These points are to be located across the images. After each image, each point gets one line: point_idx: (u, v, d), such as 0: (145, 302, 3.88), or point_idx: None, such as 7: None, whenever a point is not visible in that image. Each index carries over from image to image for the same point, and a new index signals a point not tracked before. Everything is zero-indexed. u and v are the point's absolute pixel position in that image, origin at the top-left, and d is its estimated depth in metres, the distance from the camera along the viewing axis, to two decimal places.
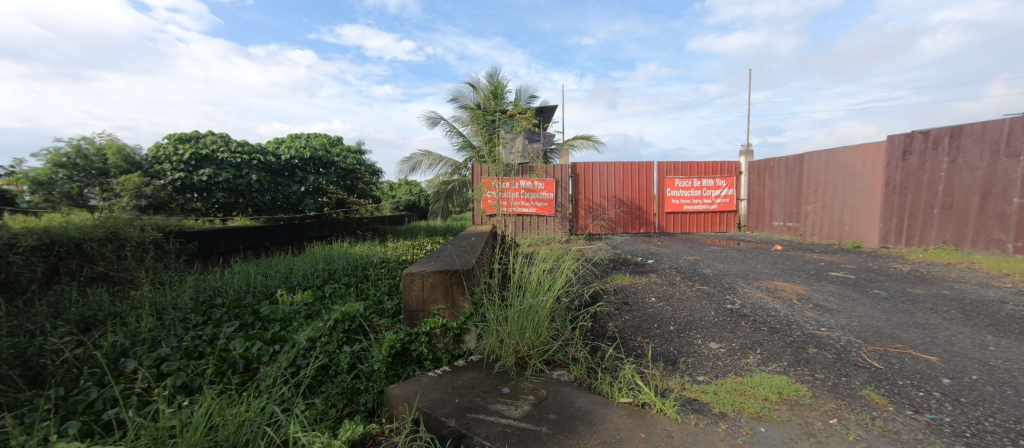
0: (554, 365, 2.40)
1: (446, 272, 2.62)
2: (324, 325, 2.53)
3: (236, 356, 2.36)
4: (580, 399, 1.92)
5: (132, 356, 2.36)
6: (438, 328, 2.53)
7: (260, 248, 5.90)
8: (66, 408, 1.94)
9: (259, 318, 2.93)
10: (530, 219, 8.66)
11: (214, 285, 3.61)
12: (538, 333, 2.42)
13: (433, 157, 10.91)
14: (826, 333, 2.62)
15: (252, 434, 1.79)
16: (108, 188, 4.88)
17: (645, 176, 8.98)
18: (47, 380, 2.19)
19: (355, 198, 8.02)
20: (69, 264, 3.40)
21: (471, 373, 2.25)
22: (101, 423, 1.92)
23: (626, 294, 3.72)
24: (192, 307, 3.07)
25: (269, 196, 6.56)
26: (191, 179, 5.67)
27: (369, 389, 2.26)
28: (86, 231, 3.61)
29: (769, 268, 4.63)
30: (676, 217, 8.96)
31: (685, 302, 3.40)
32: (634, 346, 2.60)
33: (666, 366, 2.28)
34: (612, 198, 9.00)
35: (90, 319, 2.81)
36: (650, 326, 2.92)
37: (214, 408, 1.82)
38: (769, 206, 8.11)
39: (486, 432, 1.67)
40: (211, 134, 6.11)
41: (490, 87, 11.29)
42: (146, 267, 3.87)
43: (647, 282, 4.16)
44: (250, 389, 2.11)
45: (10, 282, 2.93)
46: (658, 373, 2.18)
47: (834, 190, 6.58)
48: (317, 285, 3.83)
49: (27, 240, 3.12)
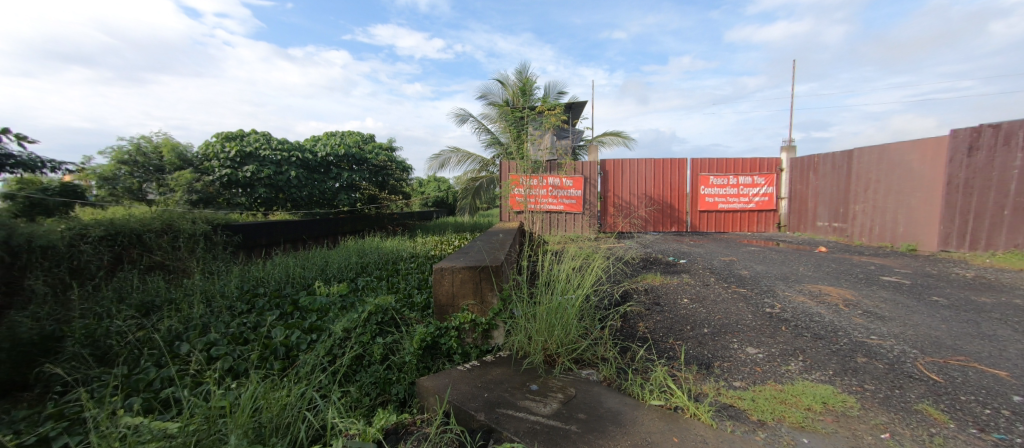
0: (583, 364, 2.37)
1: (475, 268, 2.64)
2: (358, 316, 2.61)
3: (278, 343, 2.47)
4: (610, 400, 1.89)
5: (185, 339, 2.53)
6: (467, 323, 2.56)
7: (298, 241, 6.12)
8: (130, 385, 2.11)
9: (298, 308, 3.05)
10: (559, 216, 8.59)
11: (257, 275, 3.79)
12: (567, 331, 2.40)
13: (462, 154, 11.00)
14: (877, 341, 2.46)
15: (293, 418, 1.87)
16: (164, 183, 5.33)
17: (679, 173, 8.73)
18: (113, 359, 2.39)
19: (387, 194, 8.20)
20: (130, 253, 3.66)
21: (499, 368, 2.26)
22: (159, 400, 2.06)
23: (657, 294, 3.62)
24: (237, 295, 3.24)
25: (307, 191, 6.81)
26: (237, 175, 5.99)
27: (401, 380, 2.31)
28: (145, 223, 3.87)
29: (813, 271, 4.40)
30: (711, 216, 8.67)
31: (720, 305, 3.28)
32: (665, 348, 2.54)
33: (700, 370, 2.21)
34: (644, 196, 8.80)
35: (149, 304, 3.02)
36: (682, 328, 2.83)
37: (259, 391, 1.91)
38: (812, 205, 7.70)
39: (515, 428, 1.68)
40: (255, 133, 6.41)
41: (519, 84, 11.24)
42: (197, 257, 4.09)
43: (680, 282, 4.04)
44: (291, 374, 2.21)
45: (81, 269, 3.20)
46: (691, 377, 2.12)
47: (887, 189, 6.17)
48: (351, 278, 3.95)
49: (95, 230, 3.39)
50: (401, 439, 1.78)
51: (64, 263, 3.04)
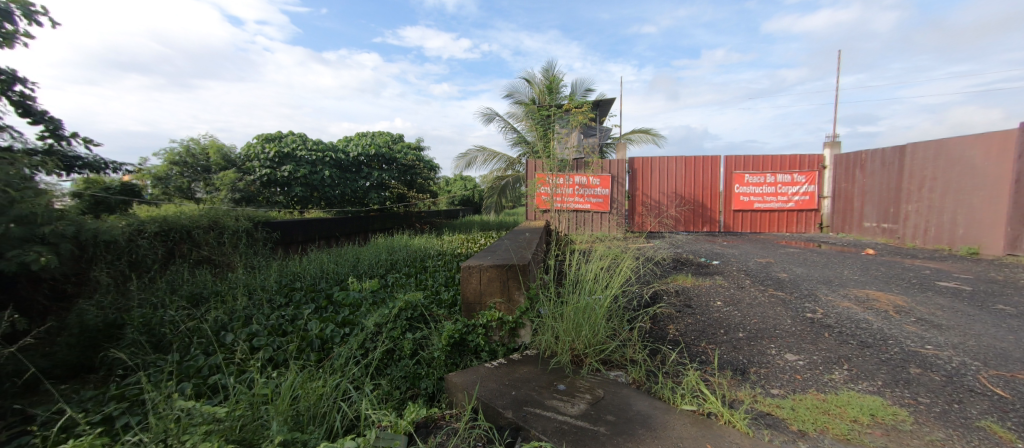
0: (611, 366, 2.33)
1: (502, 267, 2.64)
2: (389, 312, 2.66)
3: (313, 336, 2.55)
4: (639, 403, 1.84)
5: (230, 330, 2.66)
6: (495, 320, 2.56)
7: (332, 238, 6.30)
8: (182, 371, 2.26)
9: (332, 302, 3.14)
10: (586, 215, 8.50)
11: (294, 270, 3.94)
12: (594, 331, 2.36)
13: (488, 153, 11.05)
14: (933, 351, 2.29)
15: (329, 408, 1.93)
16: (210, 182, 5.65)
17: (712, 171, 8.46)
18: (167, 346, 2.56)
19: (415, 192, 8.33)
20: (182, 247, 3.88)
21: (526, 367, 2.26)
22: (208, 386, 2.19)
23: (688, 297, 3.51)
24: (276, 289, 3.37)
25: (339, 190, 7.02)
26: (275, 175, 6.27)
27: (430, 375, 2.35)
28: (194, 220, 4.08)
29: (859, 275, 4.15)
30: (746, 216, 8.36)
31: (756, 308, 3.15)
32: (698, 352, 2.45)
33: (734, 376, 2.12)
34: (675, 194, 8.57)
35: (198, 295, 3.21)
36: (716, 331, 2.73)
37: (297, 381, 1.99)
38: (859, 204, 7.28)
39: (543, 427, 1.67)
40: (292, 134, 6.66)
41: (546, 82, 11.15)
42: (240, 252, 4.29)
43: (712, 284, 3.90)
44: (326, 365, 2.28)
45: (139, 262, 3.42)
46: (726, 383, 2.04)
47: (945, 187, 5.76)
48: (381, 274, 4.04)
49: (151, 226, 3.60)
50: (431, 433, 1.80)
51: (124, 256, 3.25)
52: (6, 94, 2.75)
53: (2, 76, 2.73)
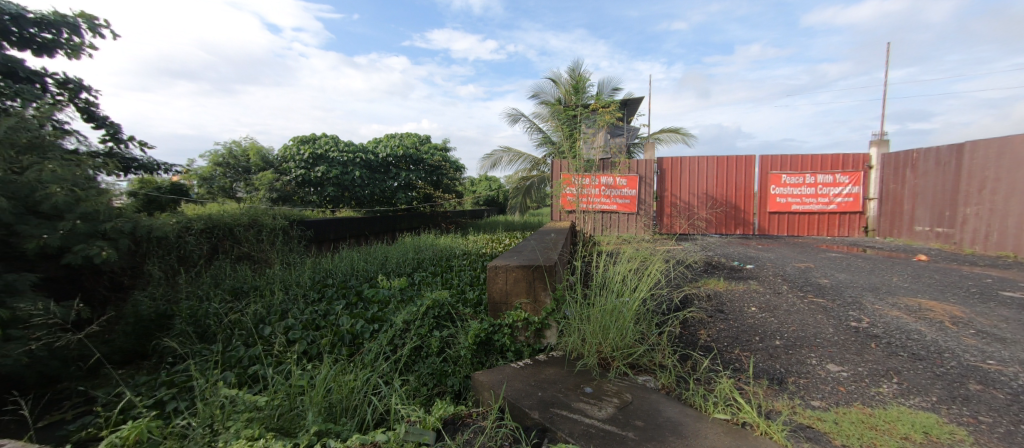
0: (639, 370, 2.28)
1: (528, 267, 2.64)
2: (417, 310, 2.71)
3: (345, 331, 2.63)
4: (669, 409, 1.80)
5: (268, 323, 2.78)
6: (521, 321, 2.56)
7: (362, 237, 6.45)
8: (224, 361, 2.37)
9: (362, 298, 3.23)
10: (612, 216, 8.38)
11: (326, 267, 4.07)
12: (622, 334, 2.32)
13: (514, 153, 11.06)
14: (996, 367, 2.13)
15: (360, 401, 1.98)
16: (249, 183, 6.13)
17: (746, 172, 8.16)
18: (211, 337, 2.70)
19: (441, 192, 8.42)
20: (224, 244, 4.09)
21: (552, 368, 2.24)
22: (249, 376, 2.30)
23: (721, 301, 3.40)
24: (309, 285, 3.49)
25: (369, 190, 7.21)
26: (308, 175, 6.52)
27: (457, 373, 2.38)
28: (236, 218, 4.28)
29: (909, 283, 3.91)
30: (783, 218, 8.03)
31: (794, 315, 3.01)
32: (731, 359, 2.37)
33: (771, 385, 2.04)
34: (707, 196, 8.32)
35: (239, 289, 3.37)
36: (750, 338, 2.63)
37: (331, 374, 2.05)
38: (910, 207, 6.85)
39: (570, 429, 1.66)
40: (325, 135, 6.90)
41: (573, 81, 11.05)
42: (277, 249, 4.47)
43: (746, 289, 3.76)
44: (357, 360, 2.35)
45: (187, 257, 3.63)
46: (761, 392, 1.96)
47: (1008, 189, 5.34)
48: (408, 272, 4.12)
49: (197, 223, 3.80)
50: (458, 430, 1.81)
51: (173, 251, 3.46)
52: (73, 101, 2.98)
53: (70, 84, 2.96)
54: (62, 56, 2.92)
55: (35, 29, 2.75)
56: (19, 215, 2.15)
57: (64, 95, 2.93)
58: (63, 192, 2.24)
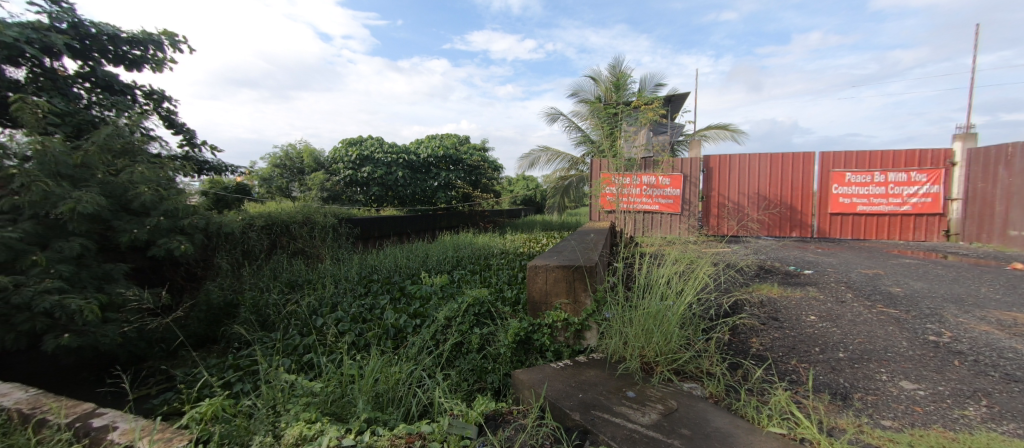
0: (684, 377, 2.19)
1: (568, 267, 2.62)
2: (458, 306, 2.78)
3: (389, 324, 2.73)
4: (718, 419, 1.72)
5: (320, 314, 2.93)
6: (560, 321, 2.55)
7: (405, 235, 6.61)
8: (282, 349, 2.54)
9: (405, 294, 3.34)
10: (654, 216, 8.12)
11: (372, 263, 4.24)
12: (666, 339, 2.25)
13: (552, 152, 10.98)
14: None
15: (405, 392, 2.05)
16: (303, 182, 6.83)
17: (805, 170, 7.65)
18: (270, 325, 2.89)
19: (480, 192, 8.48)
20: (281, 240, 4.37)
21: (593, 370, 2.21)
22: (304, 363, 2.45)
23: (774, 308, 3.21)
24: (357, 279, 3.66)
25: (410, 190, 7.42)
26: (355, 175, 6.91)
27: (496, 370, 2.42)
28: (291, 215, 4.56)
29: (999, 294, 3.51)
30: (847, 220, 7.46)
31: (860, 326, 2.79)
32: (787, 370, 2.23)
33: (833, 401, 1.90)
34: (760, 196, 7.89)
35: (294, 281, 3.58)
36: (809, 349, 2.46)
37: (378, 365, 2.14)
38: (1002, 208, 6.13)
39: (612, 433, 1.63)
40: (371, 137, 7.24)
41: (614, 79, 10.83)
42: (327, 244, 4.70)
43: (804, 296, 3.52)
44: (402, 352, 2.43)
45: (250, 251, 3.91)
46: (823, 408, 1.83)
47: None
48: (448, 270, 4.21)
49: (258, 220, 4.10)
50: (500, 426, 1.82)
51: (238, 246, 3.74)
52: (157, 110, 3.29)
53: (155, 95, 3.27)
54: (148, 70, 3.23)
55: (127, 46, 3.06)
56: (115, 212, 2.42)
57: (150, 105, 3.24)
58: (149, 191, 2.48)
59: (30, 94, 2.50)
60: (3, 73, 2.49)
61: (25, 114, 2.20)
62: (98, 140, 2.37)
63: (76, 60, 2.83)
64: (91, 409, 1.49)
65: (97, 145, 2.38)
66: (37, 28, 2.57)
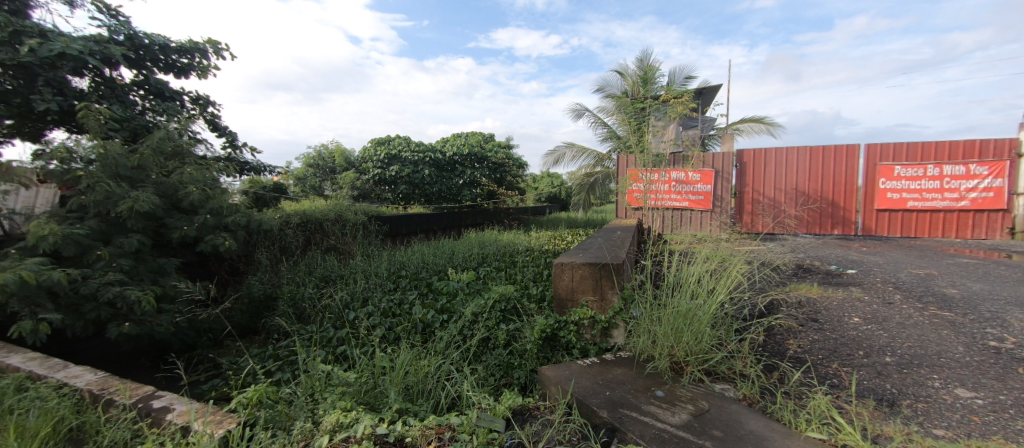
0: (716, 378, 2.15)
1: (595, 265, 2.63)
2: (485, 303, 2.83)
3: (418, 319, 2.80)
4: (753, 422, 1.69)
5: (352, 308, 3.04)
6: (587, 319, 2.57)
7: (431, 232, 6.74)
8: (317, 341, 2.66)
9: (432, 289, 3.42)
10: (684, 213, 7.94)
11: (400, 260, 4.35)
12: (697, 338, 2.21)
13: (577, 149, 10.90)
14: None
15: (434, 385, 2.11)
16: (334, 181, 7.09)
17: (845, 164, 7.29)
18: (306, 318, 3.02)
19: (504, 189, 8.54)
20: (315, 237, 4.54)
21: (620, 368, 2.21)
22: (338, 355, 2.55)
23: (813, 309, 3.10)
24: (386, 275, 3.76)
25: (437, 188, 7.54)
26: (384, 174, 7.10)
27: (523, 366, 2.45)
28: (325, 213, 4.73)
29: None
30: (894, 216, 7.07)
31: (910, 329, 2.66)
32: (827, 374, 2.16)
33: (878, 407, 1.83)
34: (797, 191, 7.59)
35: (328, 277, 3.72)
36: (852, 353, 2.37)
37: (408, 358, 2.21)
38: None
39: (640, 431, 1.63)
40: (399, 137, 7.42)
41: (640, 73, 10.63)
42: (358, 241, 4.85)
43: (846, 297, 3.38)
44: (430, 346, 2.50)
45: (287, 247, 4.09)
46: (867, 414, 1.76)
47: None
48: (474, 267, 4.27)
49: (295, 218, 4.29)
50: (527, 421, 1.85)
51: (276, 242, 3.92)
52: (203, 114, 3.49)
53: (201, 100, 3.48)
54: (195, 77, 3.43)
55: (176, 55, 3.26)
56: (167, 210, 2.60)
57: (197, 110, 3.44)
58: (197, 191, 2.65)
59: (93, 102, 2.72)
60: (69, 84, 2.71)
61: (90, 121, 2.39)
62: (151, 143, 2.55)
63: (131, 69, 3.04)
64: (151, 391, 1.62)
65: (150, 149, 2.56)
66: (97, 41, 2.78)
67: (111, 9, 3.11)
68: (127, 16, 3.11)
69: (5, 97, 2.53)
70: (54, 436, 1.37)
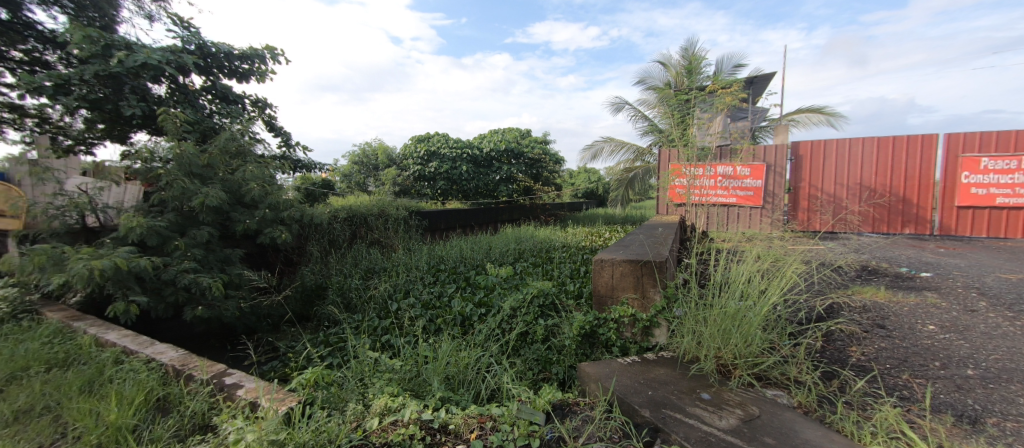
0: (767, 383, 2.07)
1: (636, 262, 2.60)
2: (524, 297, 2.86)
3: (457, 312, 2.87)
4: (809, 431, 1.62)
5: (395, 299, 3.16)
6: (627, 317, 2.54)
7: (469, 228, 6.85)
8: (364, 330, 2.79)
9: (471, 283, 3.49)
10: (731, 210, 7.61)
11: (439, 254, 4.46)
12: (747, 340, 2.12)
13: (616, 143, 10.67)
14: None
15: (475, 376, 2.17)
16: (377, 178, 7.35)
17: (918, 157, 6.71)
18: (354, 307, 3.18)
19: (541, 185, 8.54)
20: (360, 231, 4.74)
21: (663, 368, 2.17)
22: (382, 344, 2.67)
23: (879, 315, 2.89)
24: (426, 268, 3.87)
25: (474, 183, 7.65)
26: (423, 170, 7.30)
27: (561, 362, 2.46)
28: (369, 208, 4.93)
29: None
30: (978, 214, 6.40)
31: (999, 341, 2.43)
32: (896, 385, 2.02)
33: (958, 424, 1.70)
34: (862, 186, 7.08)
35: (373, 268, 3.87)
36: (927, 364, 2.20)
37: (449, 350, 2.28)
38: None
39: (685, 433, 1.60)
40: (438, 134, 7.60)
41: (684, 63, 10.23)
42: (400, 235, 5.01)
43: (919, 302, 3.13)
44: (470, 339, 2.58)
45: (336, 241, 4.30)
46: (944, 430, 1.64)
47: None
48: (510, 262, 4.32)
49: (342, 213, 4.50)
50: (567, 415, 1.86)
51: (325, 236, 4.12)
52: (261, 116, 3.74)
53: (260, 103, 3.73)
54: (254, 81, 3.67)
55: (239, 61, 3.51)
56: (232, 205, 2.81)
57: (256, 111, 3.69)
58: (258, 187, 2.84)
59: (170, 107, 2.99)
60: (151, 91, 3.00)
61: (168, 124, 2.62)
62: (219, 144, 2.77)
63: (200, 76, 3.31)
64: (224, 369, 1.78)
65: (217, 149, 2.77)
66: (173, 51, 3.05)
67: (183, 22, 3.39)
68: (197, 27, 3.38)
69: (99, 104, 2.84)
70: (146, 404, 1.53)
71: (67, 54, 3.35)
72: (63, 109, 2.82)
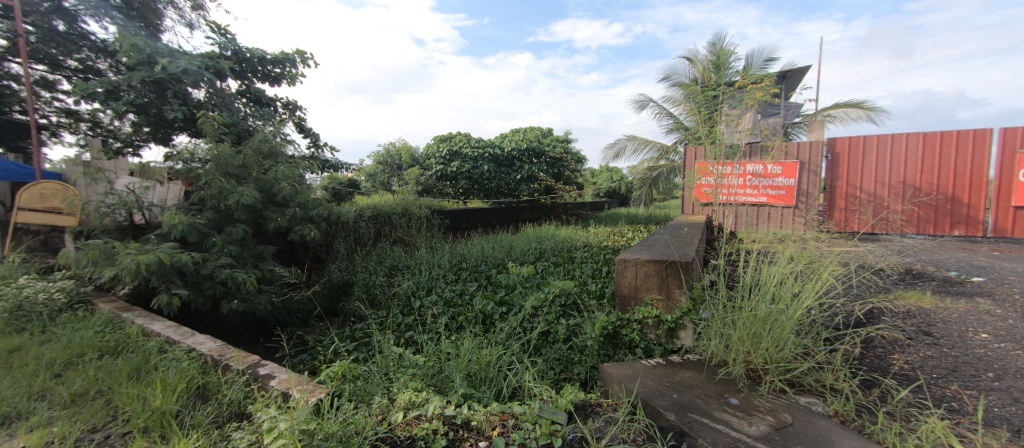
0: (801, 390, 2.01)
1: (661, 262, 2.56)
2: (546, 297, 2.87)
3: (478, 310, 2.90)
4: (844, 441, 1.57)
5: (418, 296, 3.22)
6: (651, 318, 2.51)
7: (491, 227, 6.90)
8: (388, 326, 2.86)
9: (492, 282, 3.52)
10: (761, 210, 7.40)
11: (461, 253, 4.51)
12: (778, 345, 2.06)
13: (638, 142, 10.51)
14: None
15: (496, 374, 2.19)
16: (401, 177, 7.48)
17: (969, 154, 6.35)
18: (379, 304, 3.25)
19: (562, 184, 8.51)
20: (384, 229, 4.84)
21: (688, 371, 2.14)
22: (406, 340, 2.73)
23: (924, 321, 2.76)
24: (448, 266, 3.92)
25: (495, 183, 7.69)
26: (445, 169, 7.39)
27: (583, 362, 2.46)
28: (393, 207, 5.03)
29: None
30: None
31: None
32: (944, 396, 1.93)
33: (1014, 439, 1.61)
34: (905, 185, 6.75)
35: (397, 266, 3.95)
36: (978, 374, 2.09)
37: (471, 347, 2.30)
38: None
39: (712, 438, 1.58)
40: (460, 133, 7.69)
41: (711, 59, 9.98)
42: (423, 233, 5.09)
43: (969, 309, 2.96)
44: (491, 337, 2.60)
45: (362, 238, 4.40)
46: (996, 445, 1.56)
47: None
48: (531, 261, 4.33)
49: (368, 212, 4.61)
50: (590, 416, 1.85)
51: (352, 234, 4.23)
52: (292, 117, 3.87)
53: (290, 105, 3.86)
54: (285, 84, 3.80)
55: (271, 65, 3.64)
56: (265, 204, 2.92)
57: (286, 113, 3.82)
58: (288, 187, 2.95)
59: (208, 110, 3.13)
60: (191, 95, 3.15)
61: (207, 126, 2.75)
62: (253, 145, 2.89)
63: (236, 80, 3.45)
64: (258, 360, 1.86)
65: (252, 150, 2.89)
66: (211, 57, 3.20)
67: (221, 28, 3.55)
68: (233, 34, 3.53)
69: (144, 108, 3.00)
70: (188, 391, 1.62)
71: (116, 61, 3.56)
72: (113, 113, 3.01)
